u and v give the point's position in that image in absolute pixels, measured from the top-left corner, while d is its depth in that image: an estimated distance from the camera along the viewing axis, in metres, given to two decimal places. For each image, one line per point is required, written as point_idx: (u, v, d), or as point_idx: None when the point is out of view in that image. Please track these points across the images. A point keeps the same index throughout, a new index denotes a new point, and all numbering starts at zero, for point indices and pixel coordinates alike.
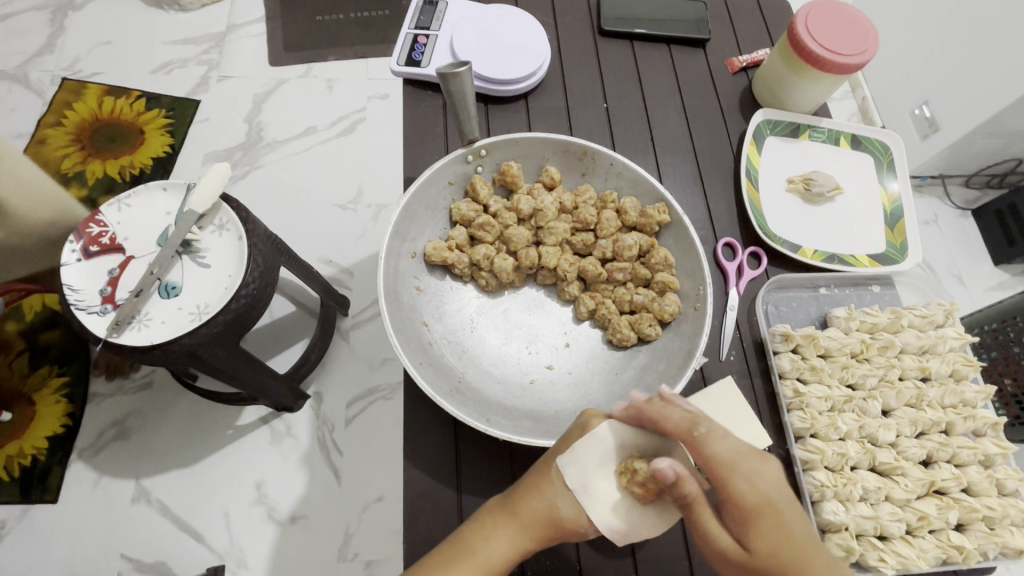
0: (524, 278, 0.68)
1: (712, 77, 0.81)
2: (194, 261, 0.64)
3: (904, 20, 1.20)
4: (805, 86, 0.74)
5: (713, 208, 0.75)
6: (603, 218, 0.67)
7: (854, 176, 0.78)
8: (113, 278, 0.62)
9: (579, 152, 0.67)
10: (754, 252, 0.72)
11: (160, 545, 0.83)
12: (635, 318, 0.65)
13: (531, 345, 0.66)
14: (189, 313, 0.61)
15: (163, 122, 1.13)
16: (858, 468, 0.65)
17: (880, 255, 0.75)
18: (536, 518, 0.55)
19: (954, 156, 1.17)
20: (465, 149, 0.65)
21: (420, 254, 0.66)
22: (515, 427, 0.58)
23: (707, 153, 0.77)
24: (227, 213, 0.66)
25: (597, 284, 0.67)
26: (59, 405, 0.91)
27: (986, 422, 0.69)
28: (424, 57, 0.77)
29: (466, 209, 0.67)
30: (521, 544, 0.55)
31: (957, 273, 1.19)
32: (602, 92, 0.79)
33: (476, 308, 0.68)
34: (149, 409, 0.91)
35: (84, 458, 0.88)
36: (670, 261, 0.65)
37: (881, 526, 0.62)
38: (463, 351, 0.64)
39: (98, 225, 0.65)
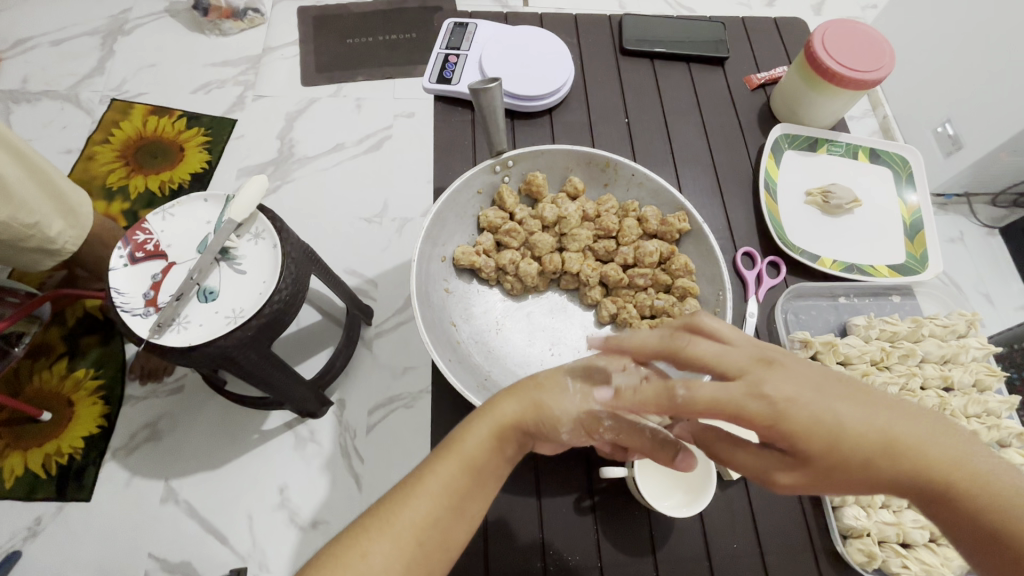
0: (547, 283, 0.70)
1: (730, 93, 0.83)
2: (232, 267, 0.67)
3: (928, 43, 1.21)
4: (823, 101, 0.75)
5: (732, 218, 0.75)
6: (624, 226, 0.69)
7: (873, 188, 0.78)
8: (156, 282, 0.65)
9: (602, 163, 0.69)
10: (773, 261, 0.73)
11: (185, 546, 0.85)
12: (655, 322, 0.65)
13: (554, 346, 0.67)
14: (226, 316, 0.64)
15: (202, 139, 1.19)
16: None
17: (899, 265, 0.74)
18: (519, 399, 0.46)
19: (980, 174, 1.16)
20: (493, 159, 0.68)
21: (449, 258, 0.69)
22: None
23: (726, 165, 0.79)
24: (264, 223, 0.69)
25: (618, 289, 0.68)
26: (96, 406, 0.95)
27: (1011, 432, 0.67)
28: (452, 75, 0.79)
29: (493, 217, 0.70)
30: (497, 427, 0.46)
31: (985, 292, 1.16)
32: (623, 108, 0.81)
33: (501, 311, 0.69)
34: (180, 412, 0.95)
35: (117, 458, 0.91)
36: (689, 267, 0.66)
37: (904, 533, 0.61)
38: (489, 352, 0.65)
39: (144, 232, 0.68)
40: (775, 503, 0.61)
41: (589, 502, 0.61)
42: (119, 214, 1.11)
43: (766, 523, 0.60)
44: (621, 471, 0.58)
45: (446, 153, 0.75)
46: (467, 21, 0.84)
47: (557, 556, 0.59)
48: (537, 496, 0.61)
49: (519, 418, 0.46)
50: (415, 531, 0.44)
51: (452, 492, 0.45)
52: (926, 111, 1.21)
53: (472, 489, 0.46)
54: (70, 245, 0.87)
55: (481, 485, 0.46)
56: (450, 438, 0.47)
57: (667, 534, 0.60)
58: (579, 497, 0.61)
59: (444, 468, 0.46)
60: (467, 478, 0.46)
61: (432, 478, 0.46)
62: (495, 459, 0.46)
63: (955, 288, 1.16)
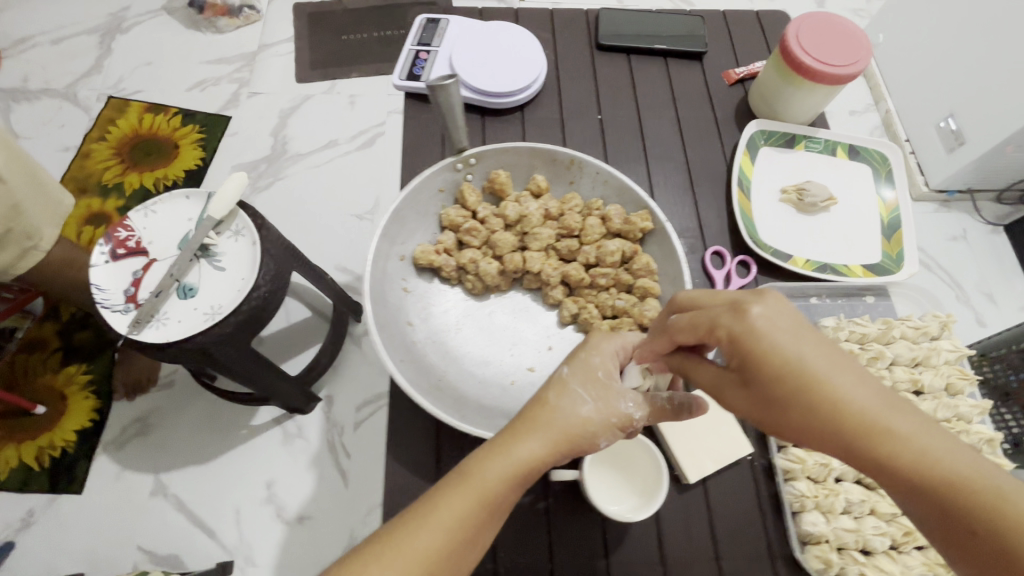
0: (510, 282, 0.71)
1: (707, 87, 0.84)
2: (211, 265, 0.67)
3: (934, 36, 1.18)
4: (792, 93, 0.75)
5: (703, 216, 0.76)
6: (587, 225, 0.70)
7: (848, 187, 0.78)
8: (137, 279, 0.66)
9: (566, 161, 0.72)
10: (744, 261, 0.73)
11: (174, 538, 0.87)
12: (616, 320, 0.67)
13: (513, 346, 0.70)
14: (204, 313, 0.65)
15: (196, 137, 1.20)
16: (844, 481, 0.69)
17: (875, 265, 0.74)
18: (539, 438, 0.53)
19: (984, 170, 1.13)
20: (454, 157, 0.70)
21: (408, 257, 0.71)
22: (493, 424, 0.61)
23: (698, 164, 0.79)
24: (244, 220, 0.69)
25: (580, 289, 0.70)
26: (89, 401, 0.96)
27: (982, 438, 0.65)
28: (423, 72, 0.81)
29: (454, 215, 0.71)
30: (515, 463, 0.51)
31: (987, 292, 1.13)
32: (597, 103, 0.82)
33: (465, 310, 0.72)
34: (170, 407, 0.96)
35: (109, 452, 0.92)
36: (651, 267, 0.67)
37: (864, 540, 0.65)
38: (446, 351, 0.68)
39: (126, 229, 0.68)
40: (732, 504, 0.69)
41: (545, 505, 0.69)
42: (115, 211, 1.12)
43: (717, 523, 0.68)
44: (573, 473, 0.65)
45: (412, 151, 0.77)
46: (440, 17, 0.84)
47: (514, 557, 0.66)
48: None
49: (541, 449, 0.53)
50: (432, 550, 0.49)
51: (467, 521, 0.50)
52: (929, 106, 1.19)
53: (486, 520, 0.51)
54: (44, 245, 0.85)
55: (494, 512, 0.51)
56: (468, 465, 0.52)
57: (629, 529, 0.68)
58: (535, 498, 0.70)
59: (461, 498, 0.50)
60: (484, 505, 0.51)
61: (451, 505, 0.50)
62: (510, 494, 0.51)
63: (956, 288, 1.14)
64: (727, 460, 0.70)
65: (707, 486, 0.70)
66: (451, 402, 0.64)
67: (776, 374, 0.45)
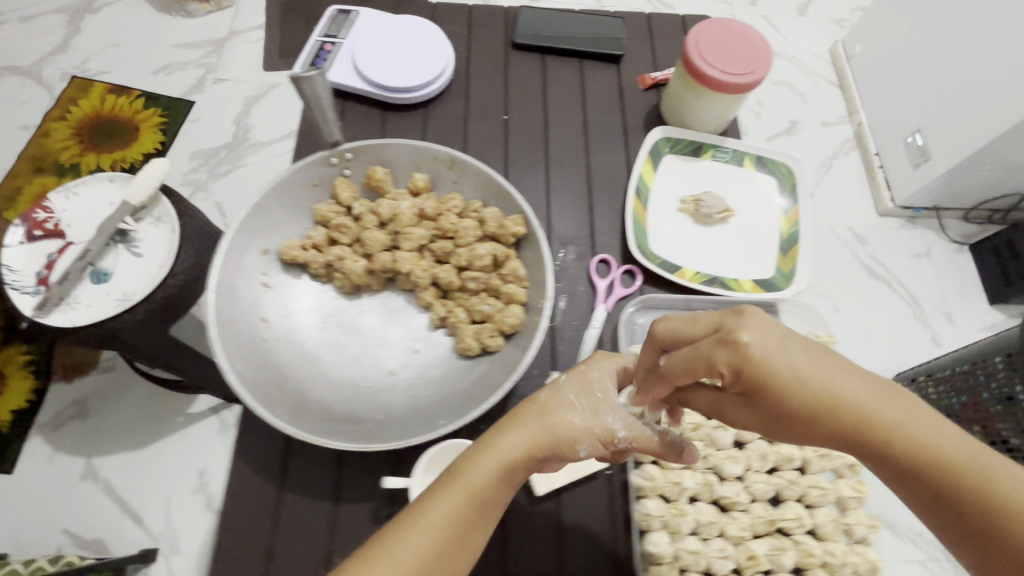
0: (380, 283, 0.74)
1: (620, 93, 0.88)
2: (128, 250, 0.67)
3: (904, 48, 1.16)
4: (697, 103, 0.79)
5: (596, 222, 0.80)
6: (462, 227, 0.72)
7: (745, 206, 0.82)
8: (50, 261, 0.65)
9: (447, 159, 0.75)
10: (629, 270, 0.77)
11: (101, 524, 0.86)
12: (480, 328, 0.70)
13: (377, 348, 0.72)
14: (116, 298, 0.64)
15: (158, 121, 1.19)
16: (699, 500, 0.74)
17: (764, 280, 0.77)
18: (523, 435, 0.54)
19: (952, 187, 1.09)
20: (328, 151, 0.73)
21: (272, 252, 0.73)
22: (329, 429, 0.63)
23: (599, 169, 0.83)
24: (166, 207, 0.69)
25: (452, 292, 0.72)
26: (26, 382, 0.95)
27: (843, 464, 0.76)
28: (325, 62, 0.84)
29: (326, 211, 0.74)
30: (505, 459, 0.53)
31: (946, 311, 1.11)
32: (504, 104, 0.86)
33: (332, 309, 0.74)
34: (109, 392, 0.95)
35: (42, 434, 0.91)
36: (519, 274, 0.70)
37: (708, 561, 0.70)
38: (298, 351, 0.70)
39: (45, 211, 0.68)
40: (583, 517, 0.72)
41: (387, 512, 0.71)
42: None
43: (568, 540, 0.71)
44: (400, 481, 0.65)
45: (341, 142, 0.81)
46: (350, 9, 0.87)
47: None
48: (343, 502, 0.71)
49: (522, 449, 0.54)
50: (428, 544, 0.49)
51: (456, 521, 0.50)
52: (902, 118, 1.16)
53: (474, 518, 0.51)
54: None
55: (485, 508, 0.52)
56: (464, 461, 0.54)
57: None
58: (377, 506, 0.71)
59: (451, 498, 0.51)
60: (479, 501, 0.52)
61: (439, 504, 0.51)
62: (497, 490, 0.53)
63: (913, 305, 1.11)
64: (579, 471, 0.73)
65: (563, 500, 0.72)
66: (298, 399, 0.65)
67: (777, 392, 0.48)
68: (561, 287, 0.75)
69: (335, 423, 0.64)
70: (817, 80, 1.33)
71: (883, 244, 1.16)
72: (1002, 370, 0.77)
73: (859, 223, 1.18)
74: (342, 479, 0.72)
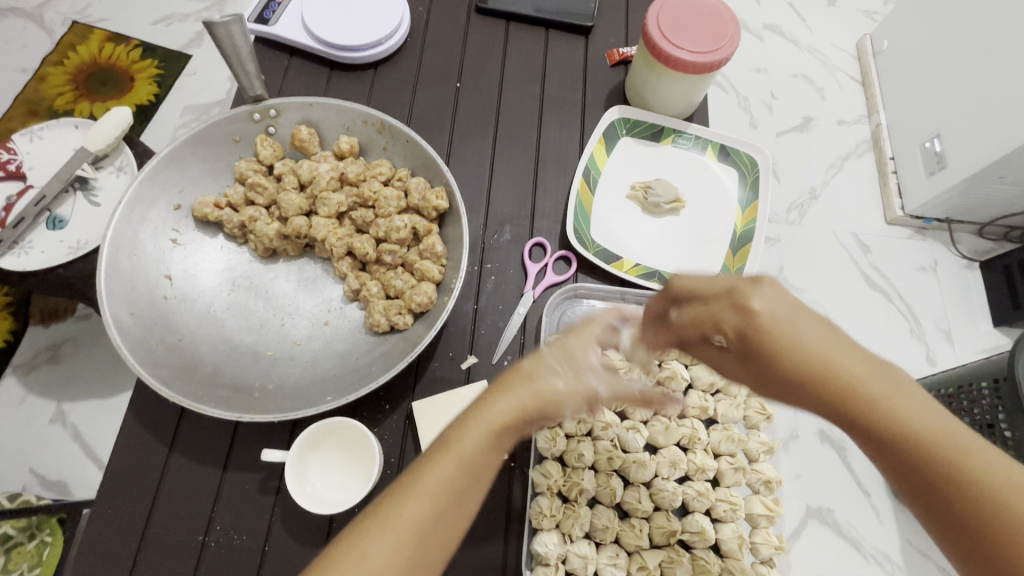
0: (299, 249, 0.57)
1: (585, 69, 0.68)
2: (87, 198, 0.66)
3: (930, 28, 0.90)
4: (652, 81, 0.62)
5: (538, 204, 0.62)
6: (382, 195, 0.56)
7: (703, 189, 0.65)
8: (9, 204, 0.65)
9: (377, 124, 0.58)
10: (562, 255, 0.60)
11: (65, 467, 0.87)
12: (389, 302, 0.54)
13: (284, 318, 0.55)
14: (69, 246, 0.63)
15: (153, 72, 1.18)
16: (598, 503, 0.54)
17: (709, 279, 0.61)
18: (516, 397, 0.35)
19: (969, 200, 0.85)
20: (249, 105, 0.57)
21: (188, 208, 0.57)
22: (211, 395, 0.49)
23: (550, 147, 0.65)
24: (127, 156, 0.67)
25: (369, 265, 0.57)
26: (6, 322, 0.96)
27: (759, 477, 0.57)
28: (274, 15, 0.66)
29: (244, 168, 0.58)
30: (498, 424, 0.35)
31: (946, 328, 0.88)
32: (458, 68, 0.68)
33: (241, 272, 0.57)
34: (83, 339, 0.95)
35: (17, 374, 0.93)
36: (438, 252, 0.54)
37: (594, 569, 0.51)
38: (181, 329, 0.53)
39: (8, 152, 0.67)
40: None
41: (276, 484, 0.51)
42: None
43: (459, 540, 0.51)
44: (276, 457, 0.48)
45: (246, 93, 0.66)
46: None
47: (223, 531, 0.49)
48: (223, 468, 0.51)
49: (525, 411, 0.36)
50: (407, 547, 0.31)
51: (451, 497, 0.33)
52: (919, 115, 0.91)
53: (470, 497, 0.34)
54: None
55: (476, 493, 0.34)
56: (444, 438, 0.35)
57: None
58: (266, 477, 0.51)
59: (437, 472, 0.33)
60: (468, 491, 0.33)
61: (424, 484, 0.33)
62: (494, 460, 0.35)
63: (910, 320, 0.88)
64: None
65: None
66: (186, 364, 0.51)
67: (789, 364, 0.33)
68: (487, 268, 0.59)
69: (217, 384, 0.50)
70: (838, 76, 1.04)
71: (887, 254, 0.92)
72: (987, 396, 0.65)
73: (861, 229, 0.94)
74: (182, 427, 0.52)
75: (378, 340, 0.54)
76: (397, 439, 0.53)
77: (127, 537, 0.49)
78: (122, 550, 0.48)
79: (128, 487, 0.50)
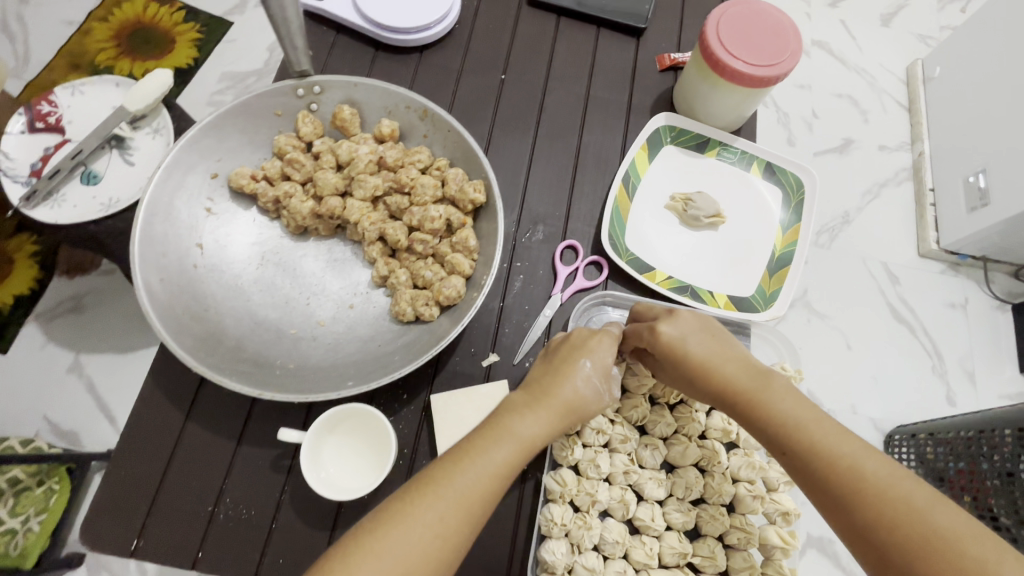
0: (331, 229, 0.57)
1: (633, 72, 0.67)
2: (122, 157, 0.66)
3: (988, 59, 0.87)
4: (704, 91, 0.60)
5: (574, 206, 0.61)
6: (419, 183, 0.55)
7: (744, 206, 0.64)
8: (46, 155, 0.65)
9: (420, 110, 0.57)
10: (594, 261, 0.59)
11: (78, 416, 0.89)
12: (417, 292, 0.54)
13: (309, 298, 0.55)
14: (100, 203, 0.64)
15: (194, 36, 1.18)
16: (609, 516, 0.54)
17: (742, 298, 0.60)
18: (560, 402, 0.45)
19: (1010, 240, 0.82)
20: (294, 79, 0.56)
21: (224, 177, 0.57)
22: (234, 367, 0.50)
23: (591, 149, 0.64)
24: (165, 119, 0.67)
25: (399, 252, 0.56)
26: (32, 270, 0.97)
27: (778, 508, 0.54)
28: None
29: (284, 143, 0.57)
30: (551, 416, 0.45)
31: (969, 369, 0.86)
32: (505, 59, 0.67)
33: (272, 247, 0.57)
34: (106, 293, 0.97)
35: (39, 321, 0.94)
36: (471, 245, 0.53)
37: None
38: (205, 300, 0.52)
39: (50, 104, 0.68)
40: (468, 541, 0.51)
41: (288, 463, 0.51)
42: None
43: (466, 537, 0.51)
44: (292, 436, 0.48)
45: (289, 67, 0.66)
46: None
47: (232, 506, 0.50)
48: (237, 443, 0.51)
49: (566, 412, 0.46)
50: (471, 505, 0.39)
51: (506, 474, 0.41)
52: (966, 148, 0.88)
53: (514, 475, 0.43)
54: None
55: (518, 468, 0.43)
56: (495, 419, 0.44)
57: (357, 516, 0.50)
58: (280, 455, 0.51)
59: (500, 453, 0.41)
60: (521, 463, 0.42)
61: (489, 457, 0.41)
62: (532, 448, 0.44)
63: (933, 357, 0.86)
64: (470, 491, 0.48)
65: None
66: (211, 334, 0.51)
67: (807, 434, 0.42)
68: (517, 267, 0.58)
69: (240, 357, 0.51)
70: (884, 99, 1.01)
71: (918, 287, 0.89)
72: (1010, 442, 0.62)
73: (892, 258, 0.91)
74: (201, 395, 0.53)
75: (402, 329, 0.54)
76: (411, 430, 0.52)
77: (138, 501, 0.49)
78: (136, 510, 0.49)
79: (139, 450, 0.50)
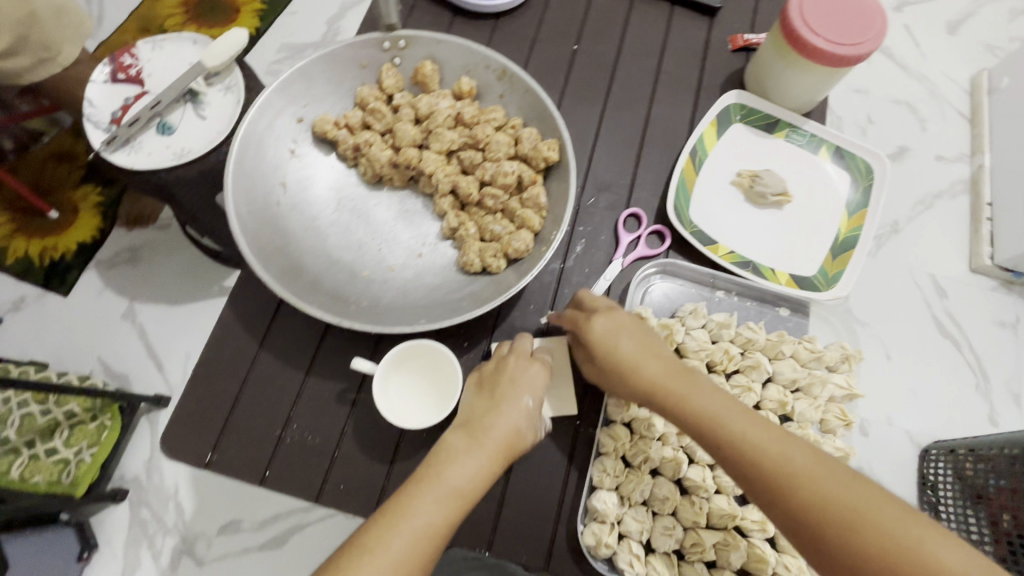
0: (405, 180, 0.59)
1: (704, 50, 0.67)
2: (196, 110, 0.67)
3: None
4: (779, 70, 0.60)
5: (639, 176, 0.63)
6: (494, 139, 0.57)
7: (811, 188, 0.63)
8: (127, 104, 0.68)
9: (499, 70, 0.59)
10: (657, 230, 0.61)
11: (129, 363, 0.88)
12: (485, 245, 0.56)
13: (380, 243, 0.58)
14: (174, 153, 0.65)
15: (257, 7, 1.20)
16: (659, 474, 0.55)
17: (803, 277, 0.60)
18: (501, 443, 0.45)
19: None
20: (381, 33, 0.59)
21: (309, 123, 0.60)
22: (314, 298, 0.53)
23: (659, 122, 0.65)
24: (237, 77, 0.68)
25: (469, 206, 0.58)
26: (94, 219, 0.94)
27: None
28: None
29: (367, 94, 0.60)
30: (489, 461, 0.44)
31: (1016, 393, 0.80)
32: (577, 30, 0.67)
33: (348, 193, 0.60)
34: (161, 247, 0.93)
35: (98, 269, 0.91)
36: (541, 203, 0.55)
37: (648, 535, 0.52)
38: (288, 237, 0.56)
39: (131, 57, 0.71)
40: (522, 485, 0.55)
41: (352, 396, 0.56)
42: None
43: (515, 478, 0.55)
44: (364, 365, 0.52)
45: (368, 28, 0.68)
46: None
47: (300, 430, 0.56)
48: (306, 372, 0.57)
49: (507, 449, 0.45)
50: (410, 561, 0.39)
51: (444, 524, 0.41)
52: None
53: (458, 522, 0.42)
54: None
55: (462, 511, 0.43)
56: (430, 464, 0.44)
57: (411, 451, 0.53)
58: (343, 388, 0.57)
59: (431, 507, 0.41)
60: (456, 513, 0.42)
61: (418, 511, 0.40)
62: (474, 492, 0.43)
63: (977, 374, 0.81)
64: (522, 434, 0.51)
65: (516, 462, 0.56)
66: (292, 267, 0.54)
67: (770, 455, 0.40)
68: (579, 231, 0.61)
69: (319, 290, 0.54)
70: (944, 109, 0.96)
71: (967, 304, 0.84)
72: None
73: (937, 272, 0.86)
74: (274, 328, 0.59)
75: (469, 279, 0.56)
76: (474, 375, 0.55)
77: (215, 419, 0.56)
78: (212, 425, 0.55)
79: (221, 374, 0.57)
